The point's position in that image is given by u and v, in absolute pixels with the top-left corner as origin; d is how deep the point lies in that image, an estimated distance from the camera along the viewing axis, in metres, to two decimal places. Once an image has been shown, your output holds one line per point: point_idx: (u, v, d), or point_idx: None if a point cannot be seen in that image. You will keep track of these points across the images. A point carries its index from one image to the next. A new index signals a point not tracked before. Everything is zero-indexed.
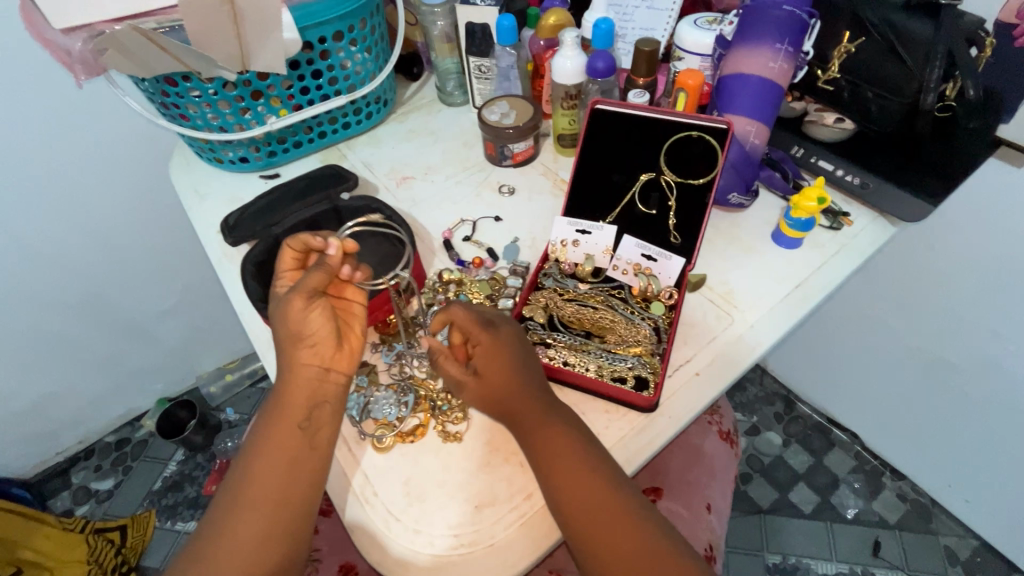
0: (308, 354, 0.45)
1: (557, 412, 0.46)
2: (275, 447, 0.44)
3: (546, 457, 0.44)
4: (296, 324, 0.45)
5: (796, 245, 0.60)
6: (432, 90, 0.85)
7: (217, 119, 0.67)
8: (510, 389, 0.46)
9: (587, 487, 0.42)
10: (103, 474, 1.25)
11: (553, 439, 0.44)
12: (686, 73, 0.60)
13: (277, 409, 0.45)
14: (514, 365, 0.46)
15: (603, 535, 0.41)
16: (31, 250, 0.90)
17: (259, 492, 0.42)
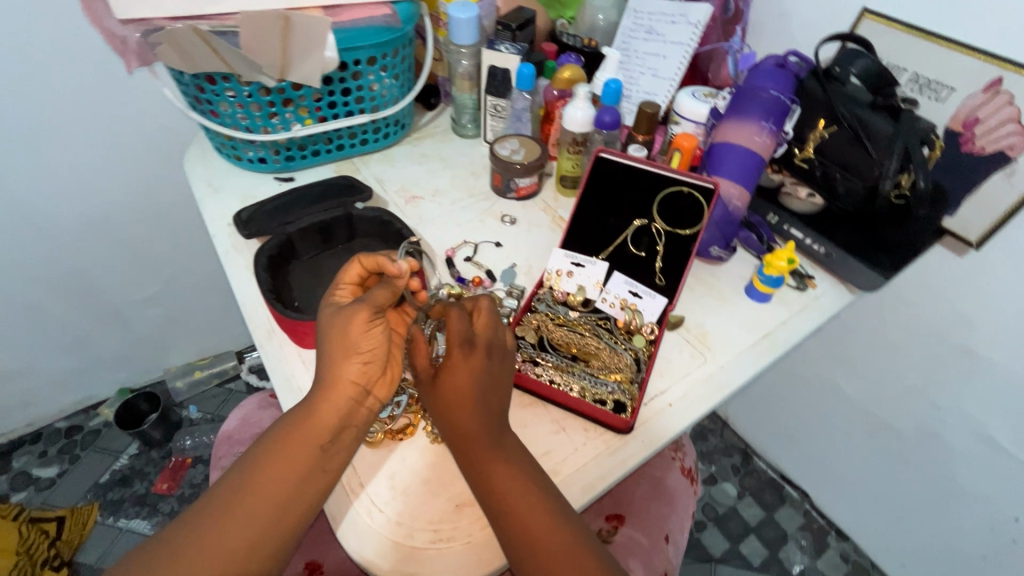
0: (357, 369, 0.46)
1: (514, 448, 0.46)
2: (285, 456, 0.44)
3: (498, 491, 0.44)
4: (356, 335, 0.45)
5: (766, 300, 0.66)
6: (447, 121, 0.91)
7: (246, 120, 0.71)
8: (469, 409, 0.46)
9: (540, 525, 0.43)
10: (48, 461, 1.19)
11: (504, 474, 0.44)
12: (683, 136, 0.68)
13: (297, 418, 0.45)
14: (480, 380, 0.47)
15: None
16: (23, 221, 0.90)
17: (257, 499, 0.42)
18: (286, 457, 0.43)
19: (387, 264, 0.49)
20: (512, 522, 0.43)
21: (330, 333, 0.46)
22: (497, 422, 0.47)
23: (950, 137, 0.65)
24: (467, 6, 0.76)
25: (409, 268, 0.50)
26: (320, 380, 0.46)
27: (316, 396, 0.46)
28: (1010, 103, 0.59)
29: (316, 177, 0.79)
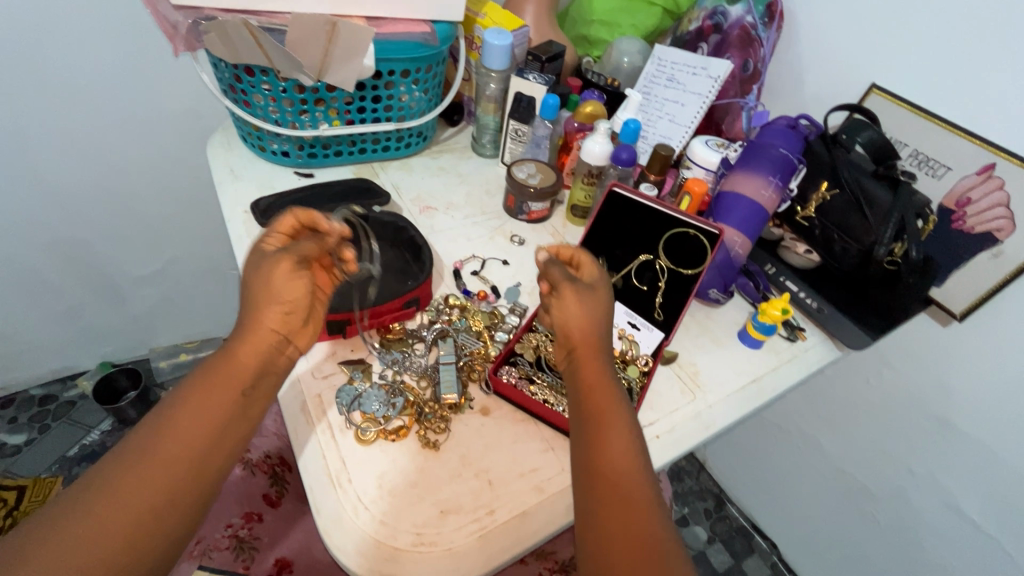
0: (274, 317, 0.45)
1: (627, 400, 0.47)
2: (204, 398, 0.41)
3: (600, 429, 0.45)
4: (274, 283, 0.45)
5: (757, 346, 0.69)
6: (467, 138, 0.94)
7: (276, 113, 0.73)
8: (584, 324, 0.49)
9: (626, 475, 0.42)
10: (17, 428, 1.17)
11: (608, 414, 0.45)
12: (694, 181, 0.70)
13: (219, 361, 0.43)
14: (591, 304, 0.50)
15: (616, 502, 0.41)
16: (37, 185, 0.90)
17: (171, 445, 0.39)
18: (205, 399, 0.41)
19: (323, 221, 0.51)
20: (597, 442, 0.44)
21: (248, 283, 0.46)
22: (604, 351, 0.49)
23: (944, 213, 0.68)
24: (501, 34, 0.79)
25: (342, 231, 0.52)
26: (245, 321, 0.45)
27: (239, 335, 0.44)
28: (1000, 188, 0.63)
29: (335, 176, 0.81)
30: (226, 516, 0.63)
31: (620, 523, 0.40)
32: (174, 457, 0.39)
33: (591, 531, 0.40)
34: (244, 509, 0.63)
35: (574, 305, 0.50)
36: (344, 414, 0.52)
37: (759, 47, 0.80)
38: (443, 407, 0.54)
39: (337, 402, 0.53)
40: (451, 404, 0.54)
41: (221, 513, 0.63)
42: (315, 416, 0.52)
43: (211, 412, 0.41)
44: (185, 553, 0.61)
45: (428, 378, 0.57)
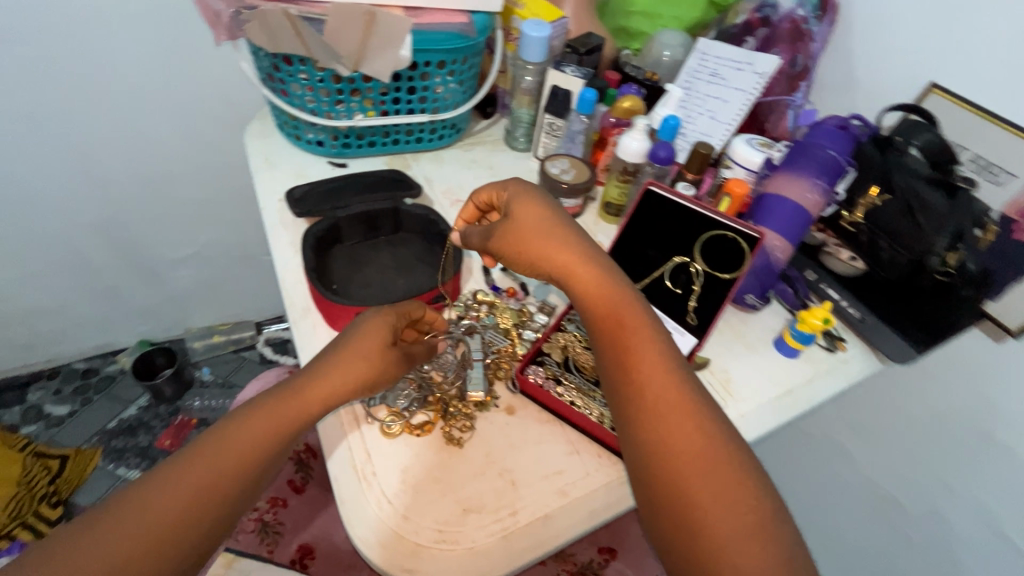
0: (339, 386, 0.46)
1: (660, 329, 0.48)
2: (264, 423, 0.43)
3: (635, 363, 0.46)
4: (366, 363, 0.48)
5: (794, 355, 0.66)
6: (500, 131, 0.93)
7: (313, 103, 0.73)
8: (560, 252, 0.52)
9: (669, 404, 0.43)
10: (61, 400, 1.22)
11: (638, 347, 0.47)
12: (735, 182, 0.68)
13: (280, 391, 0.45)
14: (553, 233, 0.53)
15: (664, 423, 0.43)
16: (84, 167, 0.93)
17: (228, 462, 0.41)
18: (264, 425, 0.43)
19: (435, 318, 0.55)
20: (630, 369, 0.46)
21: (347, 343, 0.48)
22: (611, 278, 0.51)
23: (1005, 223, 0.64)
24: (540, 25, 0.77)
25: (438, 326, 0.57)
26: (314, 368, 0.46)
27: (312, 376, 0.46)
28: None
29: (368, 167, 0.81)
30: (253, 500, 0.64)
31: (671, 437, 0.42)
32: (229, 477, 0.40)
33: (641, 458, 0.43)
34: (270, 494, 0.65)
35: (529, 239, 0.53)
36: (368, 408, 0.52)
37: (811, 42, 0.76)
38: (469, 405, 0.54)
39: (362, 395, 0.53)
40: (477, 402, 0.54)
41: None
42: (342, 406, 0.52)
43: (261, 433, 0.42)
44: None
45: (455, 374, 0.57)
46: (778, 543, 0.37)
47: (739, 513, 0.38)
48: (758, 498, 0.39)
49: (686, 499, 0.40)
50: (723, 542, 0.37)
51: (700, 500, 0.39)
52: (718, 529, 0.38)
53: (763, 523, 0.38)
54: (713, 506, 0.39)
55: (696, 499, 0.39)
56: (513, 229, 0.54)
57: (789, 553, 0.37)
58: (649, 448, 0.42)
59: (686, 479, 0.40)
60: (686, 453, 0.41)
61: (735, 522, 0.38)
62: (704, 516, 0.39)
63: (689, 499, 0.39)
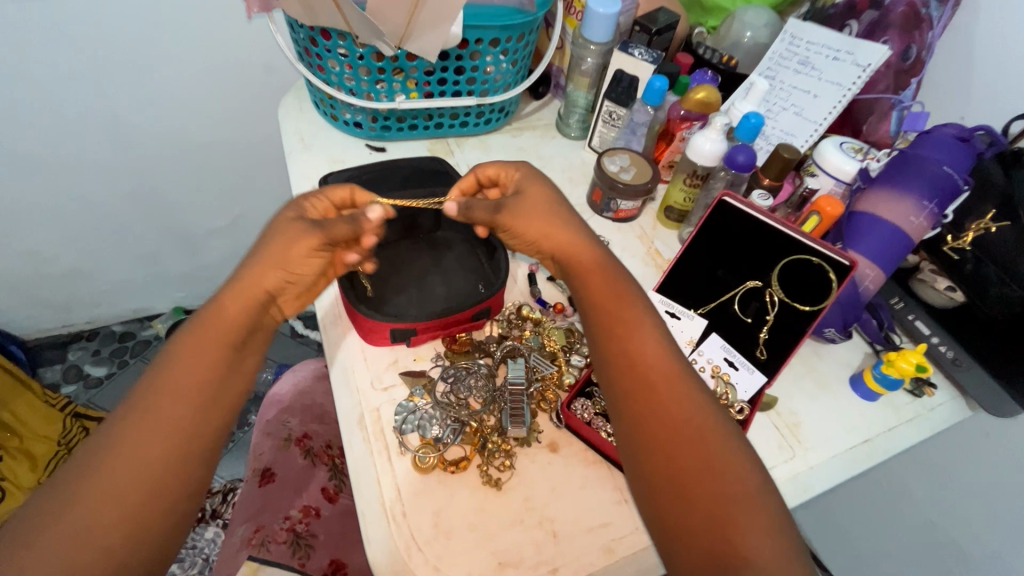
0: (264, 278, 0.47)
1: (644, 301, 0.48)
2: (187, 358, 0.43)
3: (626, 338, 0.45)
4: (279, 245, 0.47)
5: (872, 398, 0.59)
6: (552, 115, 0.85)
7: (352, 82, 0.67)
8: (563, 232, 0.50)
9: (656, 379, 0.44)
10: (100, 361, 1.24)
11: (627, 323, 0.46)
12: (826, 200, 0.59)
13: (197, 327, 0.45)
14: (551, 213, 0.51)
15: (650, 399, 0.43)
16: (119, 134, 0.90)
17: (162, 408, 0.41)
18: (189, 366, 0.43)
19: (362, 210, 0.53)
20: (618, 345, 0.46)
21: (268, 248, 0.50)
22: (601, 251, 0.50)
23: None
24: None
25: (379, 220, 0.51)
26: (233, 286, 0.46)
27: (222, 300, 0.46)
28: None
29: (408, 152, 0.75)
30: (285, 507, 0.62)
31: (658, 413, 0.42)
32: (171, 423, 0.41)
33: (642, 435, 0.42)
34: (302, 503, 0.63)
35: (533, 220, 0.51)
36: (400, 438, 0.48)
37: (928, 30, 0.64)
38: (509, 440, 0.49)
39: (395, 424, 0.49)
40: (518, 436, 0.49)
41: (280, 504, 0.63)
42: (373, 433, 0.48)
43: (195, 359, 0.43)
44: (244, 540, 0.60)
45: (493, 403, 0.52)
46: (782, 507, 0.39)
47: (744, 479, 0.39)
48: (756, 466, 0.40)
49: (696, 470, 0.39)
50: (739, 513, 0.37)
51: (711, 470, 0.39)
52: (731, 496, 0.38)
53: (764, 489, 0.39)
54: (723, 476, 0.39)
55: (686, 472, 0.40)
56: (513, 205, 0.52)
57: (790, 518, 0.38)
58: (653, 427, 0.42)
59: (695, 452, 0.40)
60: (685, 428, 0.41)
61: (727, 495, 0.38)
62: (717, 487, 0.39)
63: (700, 470, 0.39)
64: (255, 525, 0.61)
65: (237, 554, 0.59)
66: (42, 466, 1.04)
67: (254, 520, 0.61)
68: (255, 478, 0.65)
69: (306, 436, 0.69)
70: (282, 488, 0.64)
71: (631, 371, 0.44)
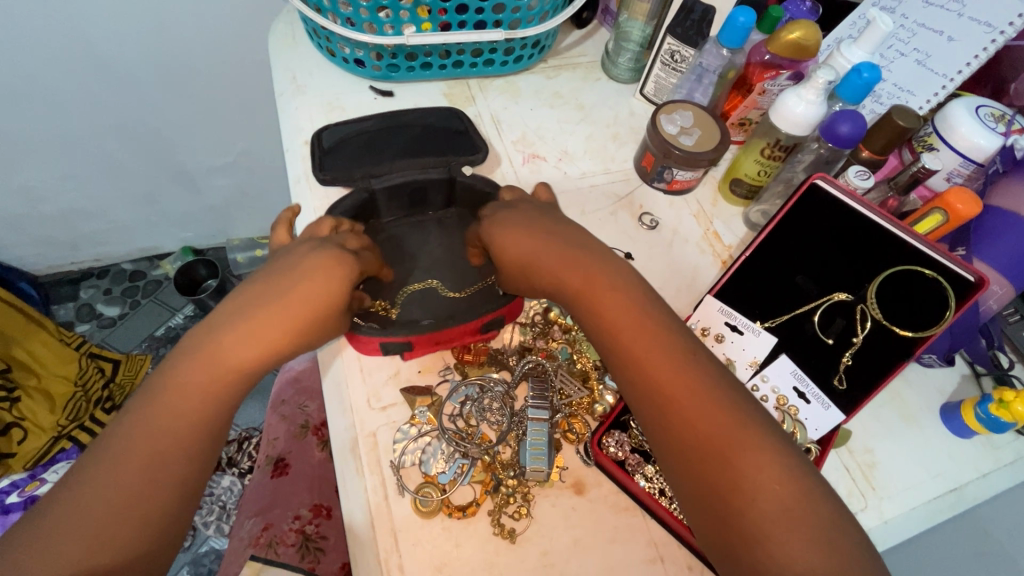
0: (279, 331, 0.39)
1: (631, 279, 0.40)
2: (175, 401, 0.35)
3: (614, 323, 0.38)
4: (304, 295, 0.40)
5: (966, 434, 0.48)
6: (597, 49, 0.69)
7: (348, 9, 0.53)
8: (547, 255, 0.42)
9: (670, 379, 0.35)
10: (111, 300, 1.16)
11: (615, 308, 0.39)
12: (958, 193, 0.44)
13: (192, 363, 0.37)
14: (510, 229, 0.44)
15: (673, 400, 0.35)
16: (94, 59, 0.75)
17: (133, 463, 0.33)
18: (174, 417, 0.35)
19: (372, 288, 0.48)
20: (619, 347, 0.38)
21: (276, 269, 0.42)
22: (580, 247, 0.42)
23: None
24: None
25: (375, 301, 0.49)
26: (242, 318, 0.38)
27: (217, 331, 0.38)
28: None
29: (419, 98, 0.62)
30: (295, 505, 0.56)
31: (680, 413, 0.34)
32: (146, 488, 0.33)
33: (642, 420, 0.36)
34: (314, 501, 0.56)
35: (508, 243, 0.44)
36: (399, 473, 0.41)
37: None
38: (528, 482, 0.42)
39: (394, 457, 0.42)
40: (537, 478, 0.42)
41: (291, 501, 0.57)
42: (368, 465, 0.41)
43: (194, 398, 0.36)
44: (252, 538, 0.55)
45: (510, 431, 0.44)
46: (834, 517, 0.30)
47: (776, 475, 0.31)
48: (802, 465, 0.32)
49: (716, 466, 0.32)
50: (772, 521, 0.30)
51: (736, 467, 0.32)
52: (757, 491, 0.31)
53: (812, 491, 0.31)
54: (755, 473, 0.31)
55: (728, 484, 0.31)
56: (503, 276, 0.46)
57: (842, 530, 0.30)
58: (663, 429, 0.35)
59: (711, 446, 0.33)
60: (683, 395, 0.34)
61: (782, 505, 0.30)
62: (746, 488, 0.31)
63: (726, 465, 0.32)
64: (264, 522, 0.55)
65: (245, 550, 0.55)
66: (62, 407, 0.91)
67: (264, 515, 0.56)
68: (268, 467, 0.60)
69: (324, 424, 0.63)
70: (294, 482, 0.58)
71: (620, 353, 0.38)
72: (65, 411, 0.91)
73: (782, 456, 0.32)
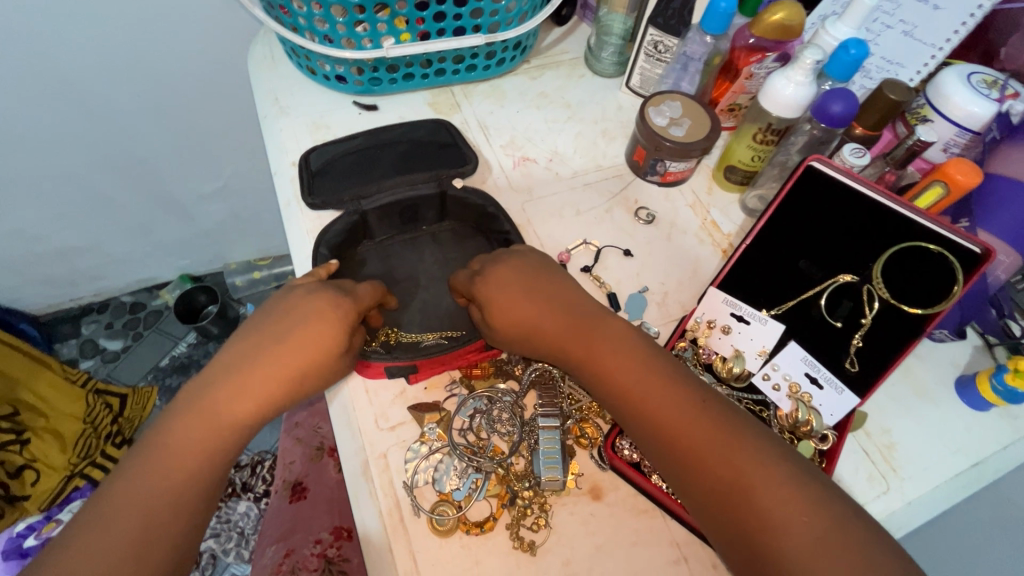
0: (269, 385, 0.39)
1: (635, 334, 0.41)
2: (170, 451, 0.36)
3: (626, 380, 0.39)
4: (297, 346, 0.40)
5: (983, 407, 0.48)
6: (579, 45, 0.68)
7: (324, 26, 0.52)
8: (549, 318, 0.43)
9: (692, 433, 0.36)
10: (114, 334, 1.15)
11: (620, 362, 0.39)
12: (957, 164, 0.43)
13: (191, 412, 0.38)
14: (515, 287, 0.44)
15: (695, 452, 0.35)
16: (74, 95, 0.74)
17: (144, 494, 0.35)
18: (162, 475, 0.35)
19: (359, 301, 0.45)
20: (636, 406, 0.38)
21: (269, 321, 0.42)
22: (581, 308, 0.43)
23: None
24: None
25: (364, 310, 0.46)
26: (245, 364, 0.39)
27: (201, 391, 0.38)
28: None
29: (404, 110, 0.62)
30: (316, 529, 0.55)
31: (704, 464, 0.35)
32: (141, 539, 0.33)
33: (671, 473, 0.36)
34: (334, 524, 0.55)
35: (501, 311, 0.43)
36: (413, 493, 0.40)
37: None
38: (543, 491, 0.41)
39: (406, 475, 0.41)
40: (553, 488, 0.41)
41: (312, 526, 0.55)
42: (381, 487, 0.41)
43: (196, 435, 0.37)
44: (274, 565, 0.53)
45: (521, 440, 0.44)
46: (868, 555, 0.30)
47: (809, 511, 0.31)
48: (835, 511, 0.32)
49: (737, 502, 0.33)
50: (795, 556, 0.30)
51: (758, 503, 0.32)
52: (788, 534, 0.31)
53: (841, 524, 0.31)
54: (776, 513, 0.32)
55: (758, 532, 0.32)
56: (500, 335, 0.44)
57: (874, 553, 0.30)
58: (691, 481, 0.35)
59: (732, 485, 0.33)
60: (704, 443, 0.35)
61: (815, 545, 0.30)
62: (766, 526, 0.32)
63: (746, 506, 0.33)
64: (286, 548, 0.53)
65: None
66: (73, 446, 0.91)
67: (284, 542, 0.54)
68: (286, 492, 0.59)
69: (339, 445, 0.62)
70: (314, 505, 0.57)
71: (641, 412, 0.38)
72: (76, 449, 0.91)
73: (813, 503, 0.32)
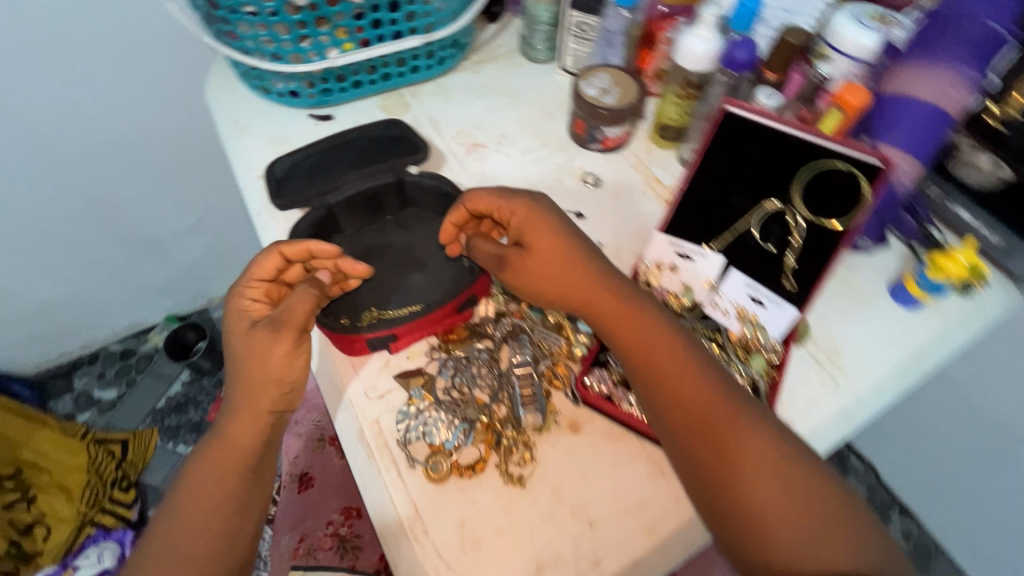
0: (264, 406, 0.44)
1: (647, 300, 0.45)
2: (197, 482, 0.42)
3: (635, 333, 0.43)
4: (270, 350, 0.43)
5: (915, 306, 0.53)
6: (513, 38, 0.73)
7: (271, 45, 0.57)
8: (573, 274, 0.46)
9: (686, 389, 0.41)
10: (107, 384, 1.16)
11: (630, 322, 0.44)
12: (848, 89, 0.49)
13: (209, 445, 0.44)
14: (550, 232, 0.47)
15: (687, 405, 0.40)
16: (41, 147, 0.77)
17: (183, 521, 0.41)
18: (195, 499, 0.41)
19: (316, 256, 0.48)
20: (644, 360, 0.43)
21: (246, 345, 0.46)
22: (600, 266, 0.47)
23: None
24: None
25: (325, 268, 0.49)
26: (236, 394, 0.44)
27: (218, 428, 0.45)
28: None
29: (358, 116, 0.66)
30: (326, 511, 0.59)
31: (696, 413, 0.40)
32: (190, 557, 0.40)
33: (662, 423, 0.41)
34: (343, 504, 0.59)
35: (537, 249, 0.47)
36: (407, 449, 0.44)
37: None
38: (525, 431, 0.45)
39: (399, 434, 0.45)
40: (534, 427, 0.45)
41: (322, 508, 0.59)
42: (377, 448, 0.44)
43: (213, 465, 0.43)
44: (291, 551, 0.57)
45: (501, 390, 0.48)
46: (815, 494, 0.36)
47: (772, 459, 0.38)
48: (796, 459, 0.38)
49: (714, 443, 0.39)
50: (756, 496, 0.37)
51: (734, 453, 0.38)
52: (754, 480, 0.37)
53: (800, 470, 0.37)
54: (748, 464, 0.38)
55: (730, 476, 0.38)
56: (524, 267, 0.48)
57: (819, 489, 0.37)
58: (679, 429, 0.40)
59: (715, 435, 0.39)
60: (694, 399, 0.40)
61: (778, 489, 0.37)
62: (737, 472, 0.38)
63: (722, 457, 0.38)
64: (299, 534, 0.58)
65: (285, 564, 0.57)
66: (79, 496, 0.92)
67: (298, 528, 0.58)
68: (293, 483, 0.61)
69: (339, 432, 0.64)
70: (322, 491, 0.60)
71: (647, 367, 0.42)
72: (82, 498, 0.92)
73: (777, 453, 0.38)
